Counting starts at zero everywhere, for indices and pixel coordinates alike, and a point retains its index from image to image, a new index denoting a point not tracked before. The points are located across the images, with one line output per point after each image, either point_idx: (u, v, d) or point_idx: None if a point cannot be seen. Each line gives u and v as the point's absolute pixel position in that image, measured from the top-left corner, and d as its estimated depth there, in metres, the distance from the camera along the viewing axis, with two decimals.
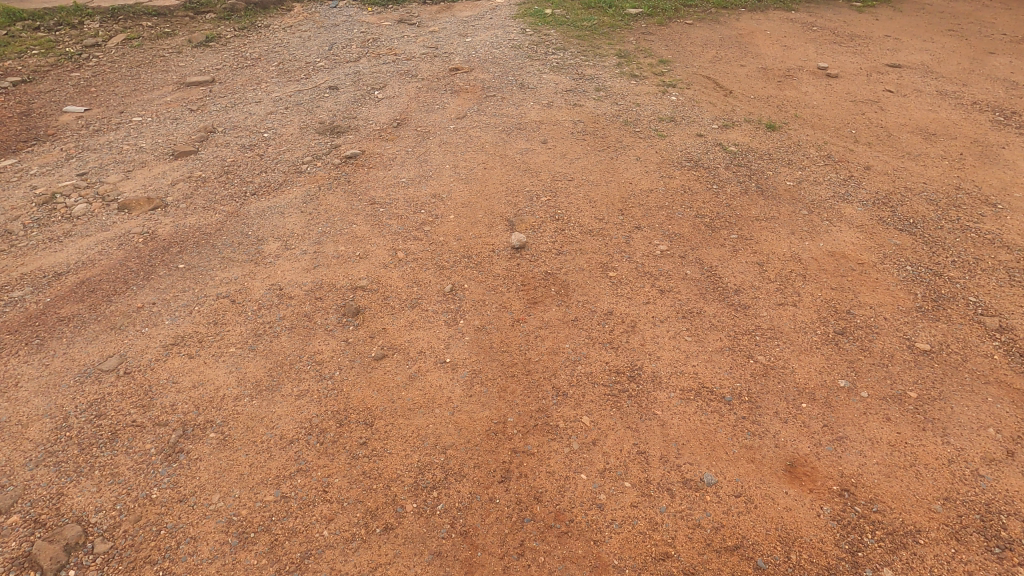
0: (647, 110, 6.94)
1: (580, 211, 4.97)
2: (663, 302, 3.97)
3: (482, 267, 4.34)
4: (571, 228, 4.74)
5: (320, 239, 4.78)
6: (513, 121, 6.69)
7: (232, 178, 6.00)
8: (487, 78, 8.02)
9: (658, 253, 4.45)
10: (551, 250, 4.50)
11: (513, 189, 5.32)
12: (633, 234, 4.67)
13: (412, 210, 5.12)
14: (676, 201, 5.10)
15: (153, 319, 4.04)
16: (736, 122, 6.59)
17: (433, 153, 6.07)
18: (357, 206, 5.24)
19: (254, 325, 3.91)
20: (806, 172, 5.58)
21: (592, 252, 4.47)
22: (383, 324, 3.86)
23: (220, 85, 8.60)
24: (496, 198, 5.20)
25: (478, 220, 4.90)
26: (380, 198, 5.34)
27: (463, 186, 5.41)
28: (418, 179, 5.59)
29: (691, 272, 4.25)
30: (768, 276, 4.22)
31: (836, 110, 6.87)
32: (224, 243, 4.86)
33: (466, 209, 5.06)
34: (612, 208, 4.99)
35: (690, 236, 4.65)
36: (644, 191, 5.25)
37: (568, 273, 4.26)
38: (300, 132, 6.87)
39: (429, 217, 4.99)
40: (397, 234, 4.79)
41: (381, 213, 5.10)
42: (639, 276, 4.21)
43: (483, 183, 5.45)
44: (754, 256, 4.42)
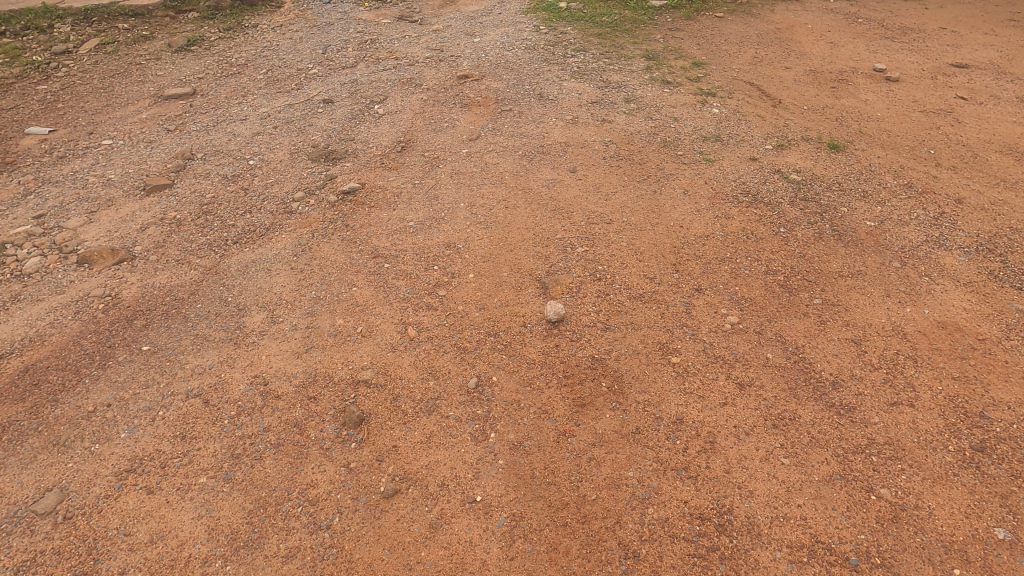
0: (687, 127, 6.06)
1: (626, 267, 4.13)
2: (745, 404, 3.15)
3: (513, 351, 3.53)
4: (617, 292, 3.92)
5: (314, 309, 3.97)
6: (535, 143, 5.82)
7: (212, 220, 5.15)
8: (501, 87, 7.11)
9: (728, 328, 3.62)
10: (595, 324, 3.67)
11: (542, 236, 4.49)
12: (694, 300, 3.84)
13: (424, 265, 4.29)
14: (739, 251, 4.26)
15: (105, 431, 3.22)
16: (793, 142, 5.72)
17: (445, 187, 5.22)
18: (358, 260, 4.41)
19: (231, 442, 3.10)
20: (887, 208, 4.72)
21: (647, 327, 3.65)
22: (394, 440, 3.06)
23: (201, 98, 7.70)
24: (523, 249, 4.38)
25: (504, 280, 4.08)
26: (385, 249, 4.51)
27: (483, 232, 4.58)
28: (429, 222, 4.75)
29: (773, 357, 3.42)
30: (870, 360, 3.39)
31: (905, 123, 5.99)
32: (198, 314, 4.03)
33: (488, 265, 4.23)
34: (663, 262, 4.15)
35: (763, 301, 3.82)
36: (699, 237, 4.41)
37: (621, 359, 3.44)
38: (291, 158, 6.01)
39: (444, 276, 4.17)
40: (407, 301, 3.97)
41: (386, 271, 4.27)
42: (708, 363, 3.39)
43: (506, 228, 4.61)
44: (847, 331, 3.59)
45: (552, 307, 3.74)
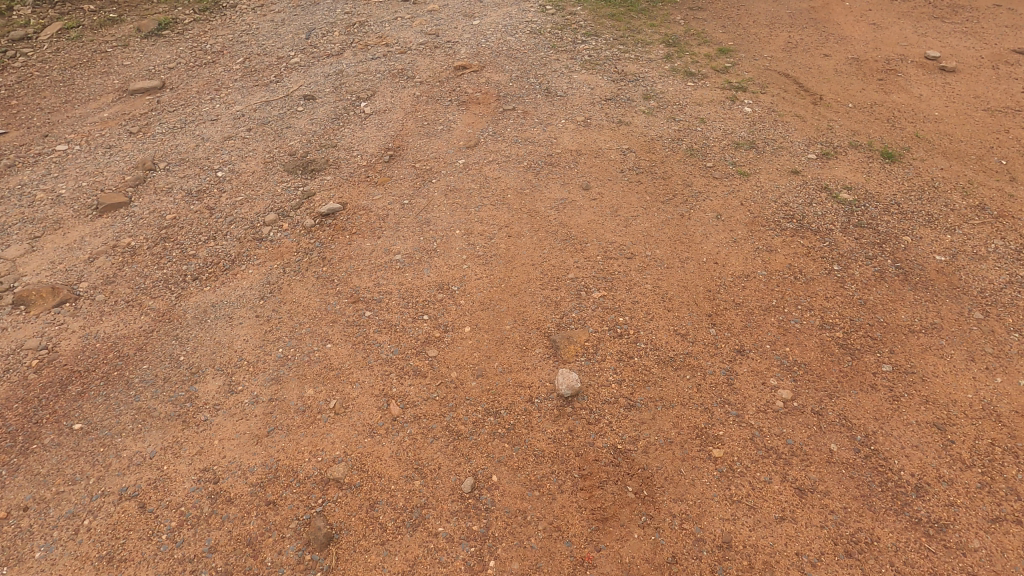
0: (716, 130, 5.29)
1: (651, 319, 3.46)
2: (807, 520, 2.52)
3: (517, 438, 2.90)
4: (642, 355, 3.26)
5: (280, 375, 3.33)
6: (542, 152, 5.08)
7: (170, 248, 4.48)
8: (502, 80, 6.32)
9: (779, 408, 2.96)
10: (617, 400, 3.03)
11: (552, 276, 3.81)
12: (736, 365, 3.18)
13: (411, 314, 3.64)
14: (786, 297, 3.57)
15: (16, 549, 2.63)
16: (839, 149, 4.96)
17: (438, 208, 4.53)
18: (334, 306, 3.76)
19: (168, 569, 2.51)
20: (957, 238, 4.02)
21: (679, 405, 3.00)
22: (369, 569, 2.46)
23: (171, 93, 6.93)
24: (528, 293, 3.70)
25: (506, 337, 3.43)
26: (367, 290, 3.85)
27: (481, 269, 3.91)
28: (419, 255, 4.08)
29: (838, 450, 2.77)
30: (958, 454, 2.74)
31: (969, 125, 5.21)
32: (143, 378, 3.40)
33: (487, 315, 3.58)
34: (696, 314, 3.48)
35: (821, 369, 3.14)
36: (737, 278, 3.72)
37: (649, 452, 2.80)
38: (264, 169, 5.30)
39: (436, 329, 3.52)
40: (391, 364, 3.33)
41: (367, 321, 3.63)
42: (759, 458, 2.75)
43: (509, 264, 3.93)
44: (927, 411, 2.93)
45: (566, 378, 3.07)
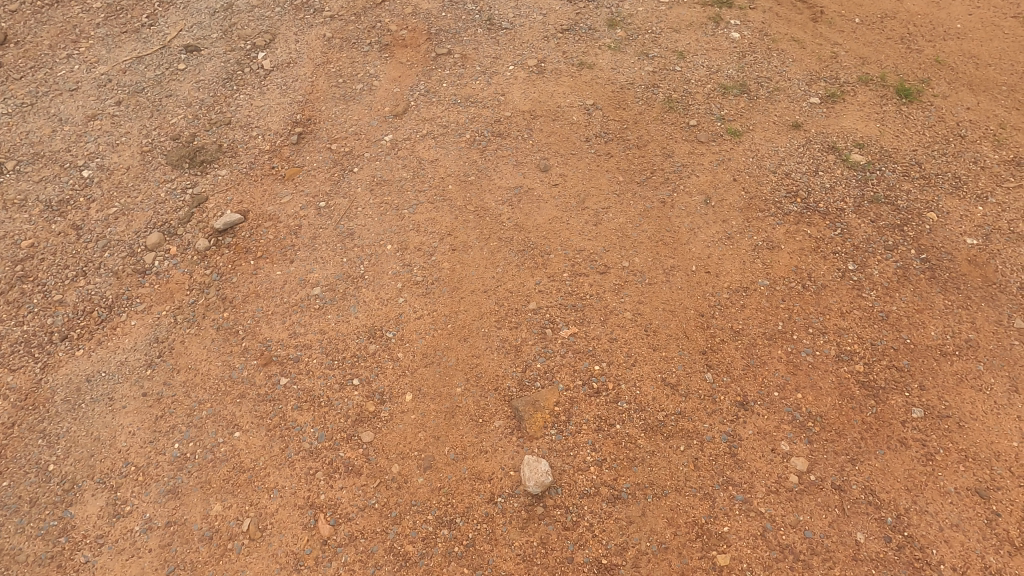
0: (698, 68, 4.31)
1: (633, 365, 2.81)
2: None
3: (478, 559, 2.35)
4: (625, 420, 2.65)
5: (178, 485, 2.66)
6: (487, 117, 4.08)
7: (28, 293, 3.55)
8: (433, 9, 5.06)
9: (793, 486, 2.43)
10: (597, 493, 2.46)
11: (509, 308, 3.07)
12: (739, 427, 2.60)
13: (338, 378, 2.92)
14: (794, 318, 2.93)
15: None
16: (847, 88, 4.08)
17: (362, 212, 3.63)
18: (241, 372, 3.01)
19: None
20: (990, 209, 3.34)
21: (674, 491, 2.45)
22: None
23: (15, 48, 5.45)
24: (481, 335, 2.99)
25: (456, 405, 2.76)
26: (280, 345, 3.08)
27: (421, 304, 3.15)
28: (343, 288, 3.27)
29: (866, 542, 2.29)
30: (1004, 533, 2.29)
31: (997, 41, 4.32)
32: (4, 502, 2.69)
33: (432, 374, 2.88)
34: (687, 352, 2.84)
35: (840, 422, 2.59)
36: (734, 293, 3.04)
37: (640, 567, 2.28)
38: (141, 162, 4.21)
39: (369, 399, 2.83)
40: (316, 457, 2.67)
41: (283, 393, 2.90)
42: (773, 564, 2.26)
43: (455, 295, 3.17)
44: (967, 474, 2.43)
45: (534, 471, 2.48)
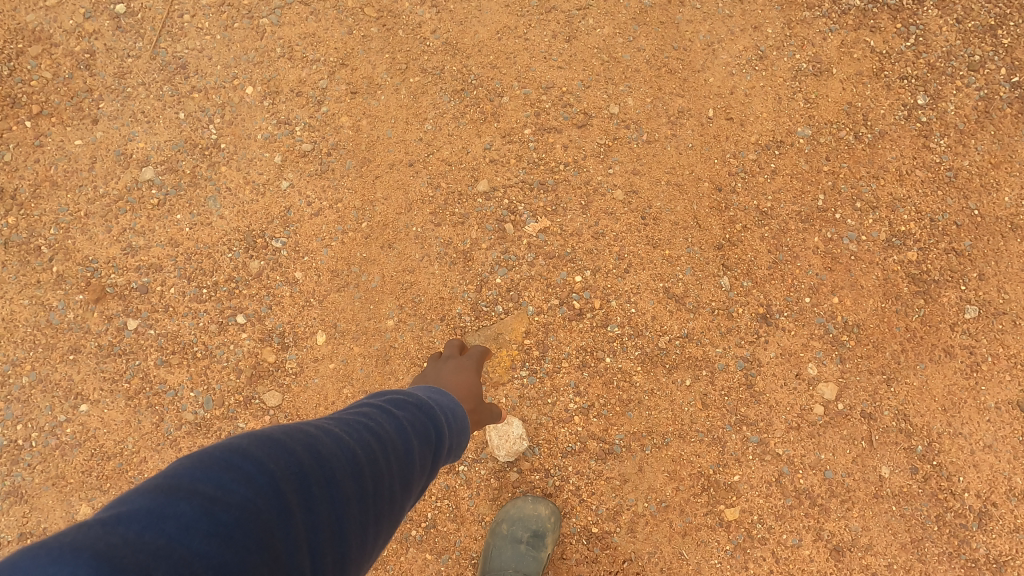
0: None
1: (626, 272, 2.07)
2: None
3: (443, 542, 1.95)
4: (616, 351, 2.02)
5: (19, 484, 1.97)
6: None
7: None
8: None
9: (817, 419, 2.01)
10: (584, 449, 1.97)
11: (448, 192, 2.12)
12: (759, 349, 2.03)
13: (213, 317, 2.04)
14: (839, 186, 2.15)
15: None
16: None
17: (191, 26, 2.23)
18: (64, 315, 2.05)
19: None
20: None
21: (676, 439, 1.98)
22: None
23: None
24: (412, 238, 2.09)
25: (390, 346, 2.02)
26: (113, 269, 2.08)
27: (317, 191, 2.12)
28: (190, 168, 2.14)
29: (890, 476, 1.98)
30: None
31: None
32: None
33: (349, 302, 2.05)
34: (698, 248, 2.09)
35: (879, 332, 2.06)
36: (763, 151, 2.16)
37: (637, 532, 1.93)
38: None
39: (266, 345, 2.03)
40: (206, 432, 1.98)
41: (137, 343, 2.03)
42: (785, 513, 1.95)
43: (366, 173, 2.14)
44: (1013, 385, 2.04)
45: (503, 438, 1.94)
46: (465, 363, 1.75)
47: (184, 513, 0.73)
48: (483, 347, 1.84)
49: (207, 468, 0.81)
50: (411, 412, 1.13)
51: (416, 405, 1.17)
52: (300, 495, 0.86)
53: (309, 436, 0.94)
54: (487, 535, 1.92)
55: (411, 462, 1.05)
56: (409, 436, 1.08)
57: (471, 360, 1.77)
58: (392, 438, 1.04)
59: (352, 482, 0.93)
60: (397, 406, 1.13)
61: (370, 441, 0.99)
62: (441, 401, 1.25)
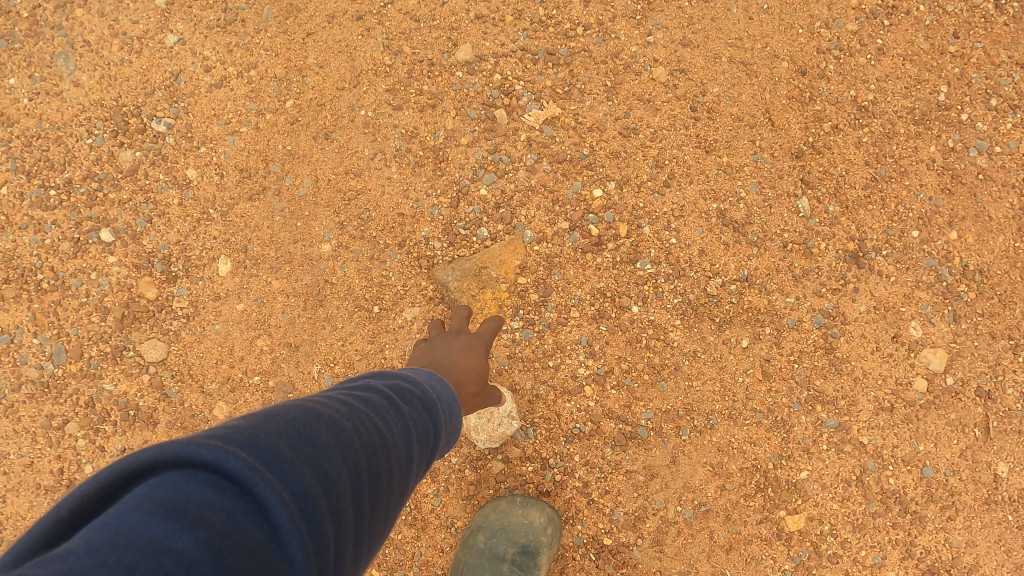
0: None
1: (665, 186, 1.45)
2: None
3: (397, 552, 1.41)
4: (646, 298, 1.43)
5: None
6: None
7: None
8: None
9: (917, 397, 1.45)
10: (596, 432, 1.40)
11: (413, 60, 1.45)
12: (844, 300, 1.45)
13: (65, 232, 1.40)
14: (970, 75, 1.51)
15: None
16: None
17: None
18: None
19: None
20: None
21: (724, 421, 1.42)
22: None
23: None
24: (359, 126, 1.44)
25: (325, 281, 1.41)
26: None
27: (219, 52, 1.44)
28: (27, 9, 1.44)
29: (1010, 477, 1.45)
30: None
31: None
32: None
33: (266, 217, 1.42)
34: (768, 155, 1.47)
35: (1010, 282, 1.48)
36: (868, 19, 1.51)
37: (664, 546, 1.40)
38: None
39: (143, 274, 1.40)
40: (57, 395, 1.38)
41: None
42: (866, 523, 1.43)
43: (291, 28, 1.45)
44: None
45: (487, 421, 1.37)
46: (473, 347, 1.21)
47: (175, 555, 0.42)
48: (497, 323, 1.28)
49: (190, 480, 0.47)
50: (418, 401, 0.77)
51: (421, 384, 0.82)
52: (313, 528, 0.52)
53: (305, 431, 0.58)
54: (457, 547, 1.39)
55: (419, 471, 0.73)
56: (413, 439, 0.72)
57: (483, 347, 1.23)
58: (399, 441, 0.68)
59: (359, 508, 0.60)
60: (403, 394, 0.76)
61: (377, 445, 0.65)
62: (439, 382, 0.88)
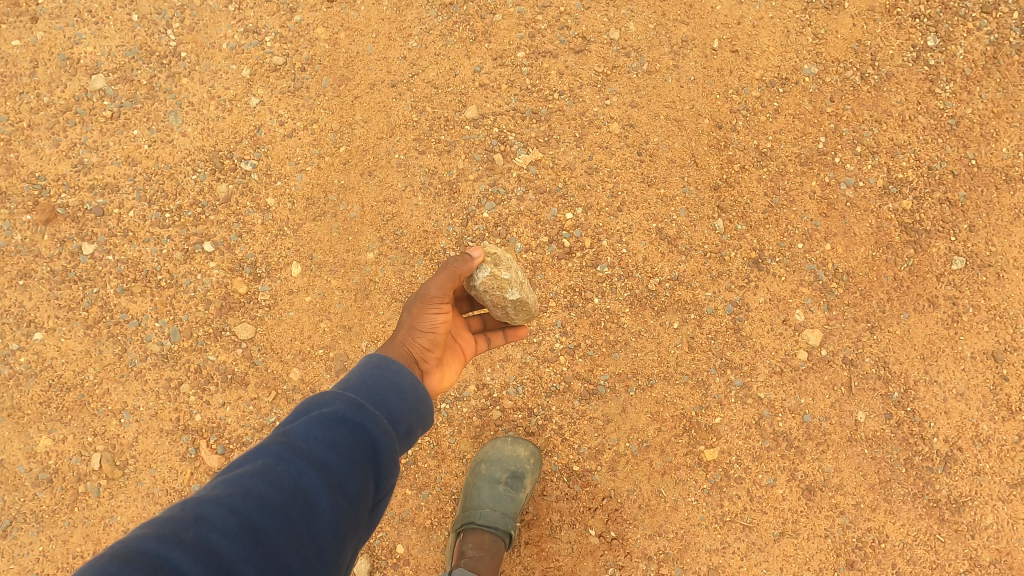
0: None
1: (618, 211, 1.99)
2: (810, 531, 1.97)
3: (423, 477, 1.93)
4: (604, 292, 1.96)
5: None
6: None
7: None
8: None
9: (800, 364, 2.01)
10: (568, 389, 1.94)
11: (433, 117, 1.97)
12: (748, 294, 2.00)
13: (177, 244, 1.90)
14: (841, 129, 2.08)
15: None
16: None
17: None
18: (11, 238, 1.89)
19: None
20: None
21: (661, 381, 1.96)
22: None
23: None
24: (394, 166, 1.96)
25: (370, 280, 1.92)
26: (63, 188, 1.91)
27: (290, 110, 1.95)
28: (146, 77, 1.94)
29: (865, 422, 2.02)
30: (1005, 398, 2.06)
31: None
32: None
33: (326, 232, 1.93)
34: (694, 188, 2.01)
35: (867, 281, 2.05)
36: (767, 88, 2.07)
37: (617, 471, 1.93)
38: None
39: (237, 275, 1.90)
40: (174, 364, 1.88)
41: (94, 269, 1.89)
42: (762, 454, 1.98)
43: (344, 93, 1.97)
44: (989, 335, 2.07)
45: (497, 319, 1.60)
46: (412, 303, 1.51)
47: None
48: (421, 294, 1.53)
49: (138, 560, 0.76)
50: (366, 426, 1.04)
51: (382, 378, 1.17)
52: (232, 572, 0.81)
53: (247, 503, 0.87)
54: (467, 475, 1.91)
55: (397, 451, 1.09)
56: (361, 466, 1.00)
57: (420, 292, 1.48)
58: (335, 473, 0.96)
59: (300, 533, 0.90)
60: (351, 425, 1.03)
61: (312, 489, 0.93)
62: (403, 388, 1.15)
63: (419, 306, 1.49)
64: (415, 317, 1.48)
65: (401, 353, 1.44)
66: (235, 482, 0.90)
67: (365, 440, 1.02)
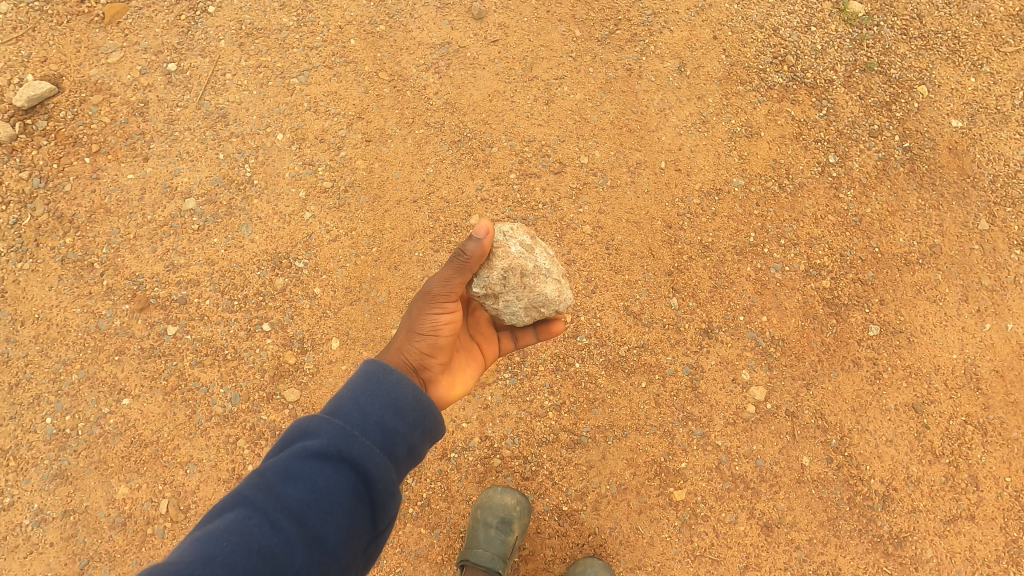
0: None
1: (593, 292, 2.49)
2: (770, 564, 2.28)
3: (435, 518, 2.28)
4: (584, 358, 2.42)
5: (65, 467, 2.25)
6: None
7: None
8: None
9: (750, 415, 2.41)
10: (557, 439, 2.34)
11: (445, 223, 2.54)
12: (702, 358, 2.45)
13: (242, 325, 2.40)
14: (767, 226, 2.63)
15: None
16: None
17: (232, 82, 2.73)
18: (111, 322, 2.39)
19: None
20: (982, 81, 2.90)
21: (634, 431, 2.36)
22: None
23: None
24: (415, 262, 2.49)
25: None
26: (156, 283, 2.44)
27: (335, 221, 2.52)
28: (226, 199, 2.54)
29: (810, 465, 2.38)
30: (929, 443, 2.42)
31: None
32: None
33: (360, 314, 2.42)
34: (652, 274, 2.53)
35: (800, 345, 2.50)
36: (705, 196, 2.65)
37: (600, 510, 2.28)
38: None
39: (288, 349, 2.38)
40: (233, 422, 2.30)
41: (175, 346, 2.37)
42: (723, 494, 2.32)
43: (377, 207, 2.55)
44: (908, 389, 2.48)
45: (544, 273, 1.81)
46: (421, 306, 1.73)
47: None
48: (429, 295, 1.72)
49: None
50: (345, 467, 1.23)
51: (371, 411, 1.38)
52: None
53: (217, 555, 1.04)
54: (466, 522, 2.26)
55: (388, 478, 1.28)
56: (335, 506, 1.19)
57: (424, 294, 1.68)
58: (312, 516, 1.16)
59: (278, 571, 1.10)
60: (324, 471, 1.21)
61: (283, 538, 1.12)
62: (390, 409, 1.39)
63: (423, 314, 1.70)
64: (414, 327, 1.71)
65: (399, 359, 1.71)
66: (207, 541, 1.06)
67: (338, 490, 1.20)
